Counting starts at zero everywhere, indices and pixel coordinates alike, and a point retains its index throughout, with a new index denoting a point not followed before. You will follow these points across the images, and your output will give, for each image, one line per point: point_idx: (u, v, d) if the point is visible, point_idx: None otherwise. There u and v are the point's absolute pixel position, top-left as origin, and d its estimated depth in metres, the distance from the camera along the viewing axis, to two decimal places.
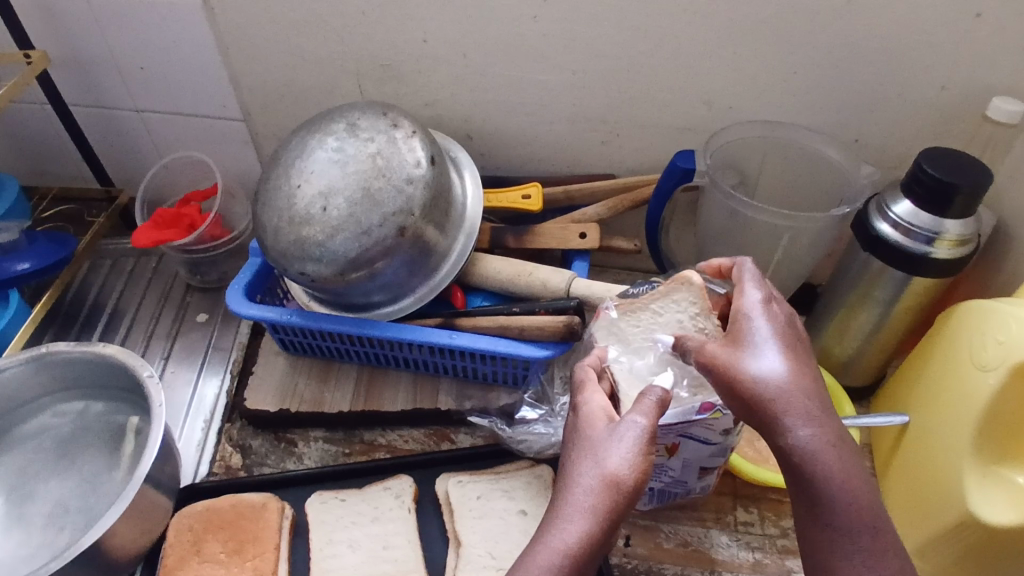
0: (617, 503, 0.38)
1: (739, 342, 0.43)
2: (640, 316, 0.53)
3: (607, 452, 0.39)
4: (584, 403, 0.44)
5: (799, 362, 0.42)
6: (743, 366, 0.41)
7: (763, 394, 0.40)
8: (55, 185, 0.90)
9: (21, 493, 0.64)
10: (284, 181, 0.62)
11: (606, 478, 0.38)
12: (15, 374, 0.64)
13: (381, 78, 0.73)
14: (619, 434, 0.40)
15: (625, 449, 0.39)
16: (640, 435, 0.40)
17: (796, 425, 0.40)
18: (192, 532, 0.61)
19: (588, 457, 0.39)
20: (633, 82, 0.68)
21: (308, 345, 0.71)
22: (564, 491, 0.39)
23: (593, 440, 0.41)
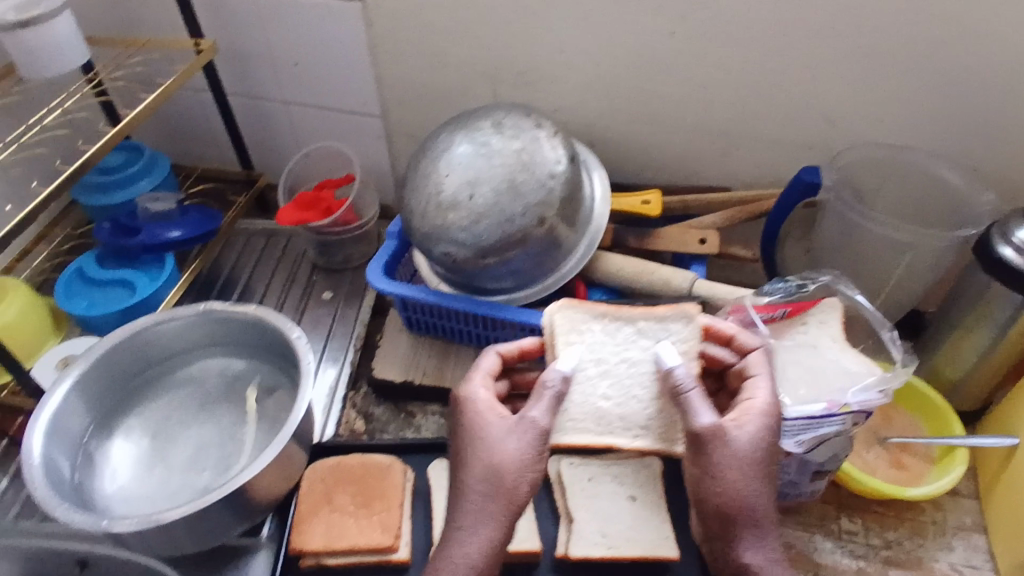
0: (504, 498, 0.51)
1: (729, 430, 0.50)
2: (597, 326, 0.59)
3: (501, 446, 0.52)
4: (471, 398, 0.55)
5: (766, 471, 0.50)
6: (728, 460, 0.50)
7: (732, 490, 0.50)
8: (200, 166, 0.98)
9: (165, 437, 0.70)
10: (432, 169, 0.67)
11: (503, 472, 0.51)
12: (177, 326, 0.71)
13: (516, 84, 0.79)
14: (506, 430, 0.52)
15: (513, 447, 0.52)
16: (532, 437, 0.52)
17: (750, 519, 0.51)
18: (324, 484, 0.66)
19: (476, 456, 0.52)
20: (760, 99, 0.72)
21: (432, 324, 0.75)
22: (462, 488, 0.52)
23: (489, 444, 0.52)
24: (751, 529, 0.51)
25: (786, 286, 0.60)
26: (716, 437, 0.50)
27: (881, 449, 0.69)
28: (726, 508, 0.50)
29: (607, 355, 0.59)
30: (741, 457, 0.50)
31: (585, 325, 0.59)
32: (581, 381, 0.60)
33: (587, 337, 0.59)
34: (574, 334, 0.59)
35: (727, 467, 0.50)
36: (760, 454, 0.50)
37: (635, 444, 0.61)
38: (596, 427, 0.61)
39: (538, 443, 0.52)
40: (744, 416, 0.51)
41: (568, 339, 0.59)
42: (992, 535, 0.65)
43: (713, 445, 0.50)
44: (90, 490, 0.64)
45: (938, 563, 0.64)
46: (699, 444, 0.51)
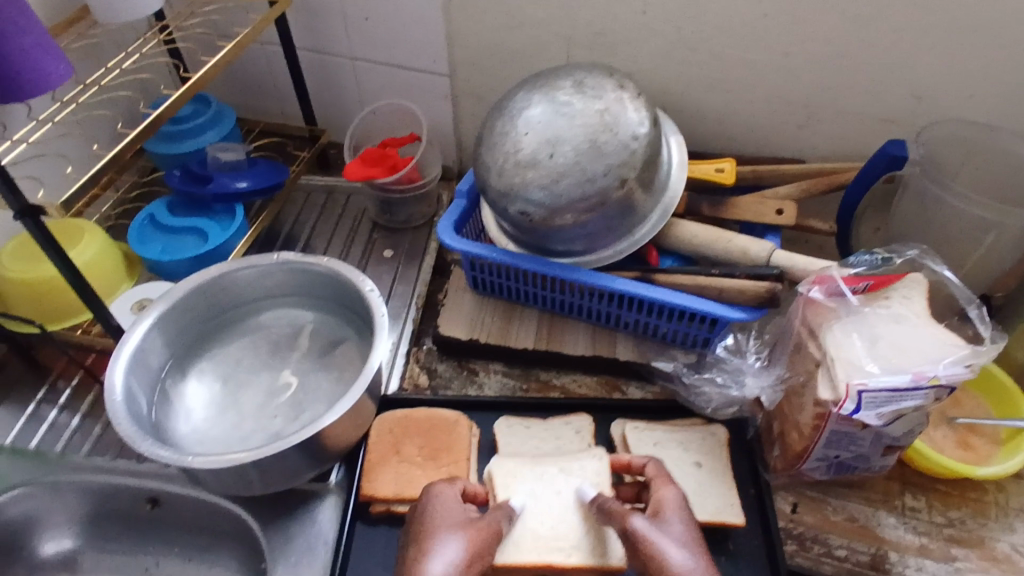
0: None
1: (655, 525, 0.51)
2: (524, 474, 0.62)
3: (444, 544, 0.49)
4: (431, 496, 0.55)
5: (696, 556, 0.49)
6: (660, 544, 0.48)
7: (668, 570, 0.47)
8: (262, 120, 0.98)
9: (236, 383, 0.71)
10: (512, 126, 0.66)
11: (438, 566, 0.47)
12: (249, 275, 0.72)
13: (592, 46, 0.78)
14: (460, 526, 0.52)
15: (456, 546, 0.50)
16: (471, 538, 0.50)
17: None
18: (392, 434, 0.67)
19: (427, 552, 0.49)
20: (845, 70, 0.70)
21: (497, 285, 0.76)
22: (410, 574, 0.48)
23: (441, 524, 0.52)
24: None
25: (871, 259, 0.60)
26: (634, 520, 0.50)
27: (947, 428, 0.68)
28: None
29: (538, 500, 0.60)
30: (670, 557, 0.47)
31: (519, 470, 0.62)
32: (527, 514, 0.60)
33: (517, 485, 0.61)
34: (511, 476, 0.61)
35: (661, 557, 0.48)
36: (690, 538, 0.50)
37: (570, 562, 0.57)
38: (537, 549, 0.58)
39: (487, 544, 0.51)
40: (663, 510, 0.53)
41: (505, 483, 0.61)
42: None
43: (650, 536, 0.49)
44: (165, 428, 0.66)
45: (1002, 544, 0.63)
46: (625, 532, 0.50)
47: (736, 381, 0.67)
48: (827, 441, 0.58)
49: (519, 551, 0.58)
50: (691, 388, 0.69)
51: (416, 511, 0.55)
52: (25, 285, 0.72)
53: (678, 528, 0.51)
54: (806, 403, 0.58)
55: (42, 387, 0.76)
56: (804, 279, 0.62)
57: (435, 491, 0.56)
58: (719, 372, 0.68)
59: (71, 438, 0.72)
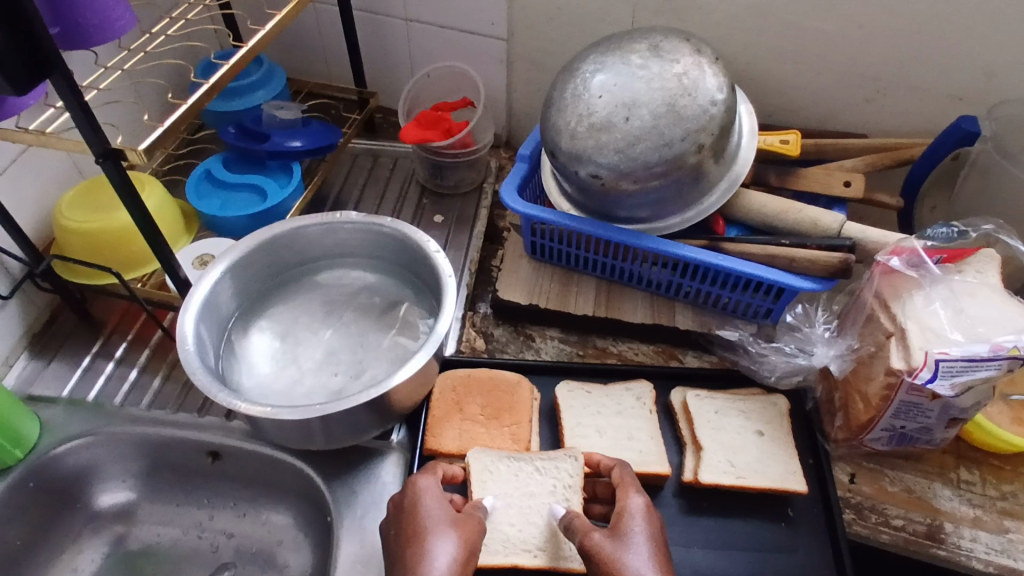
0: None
1: (621, 537, 0.50)
2: (500, 471, 0.61)
3: (438, 548, 0.49)
4: (416, 487, 0.54)
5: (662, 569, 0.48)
6: (624, 560, 0.48)
7: None
8: (310, 82, 0.96)
9: (297, 340, 0.71)
10: (586, 88, 0.66)
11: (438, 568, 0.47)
12: (310, 233, 0.71)
13: (658, 12, 0.77)
14: (444, 525, 0.51)
15: (450, 545, 0.49)
16: (459, 543, 0.50)
17: None
18: (455, 392, 0.68)
19: (421, 554, 0.49)
20: (918, 43, 0.70)
21: (557, 251, 0.76)
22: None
23: (422, 523, 0.51)
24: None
25: (948, 232, 0.60)
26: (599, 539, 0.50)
27: (1003, 405, 0.69)
28: None
29: (508, 498, 0.60)
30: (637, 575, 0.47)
31: (495, 465, 0.61)
32: (498, 513, 0.60)
33: (492, 482, 0.60)
34: (486, 473, 0.60)
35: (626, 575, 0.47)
36: (656, 548, 0.50)
37: (533, 564, 0.58)
38: (504, 548, 0.58)
39: (477, 540, 0.52)
40: (626, 518, 0.51)
41: (482, 480, 0.60)
42: None
43: (614, 554, 0.48)
44: (231, 379, 0.66)
45: None
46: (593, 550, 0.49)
47: (805, 350, 0.67)
48: (895, 412, 0.59)
49: (487, 550, 0.58)
50: (756, 357, 0.70)
51: (400, 505, 0.54)
52: (85, 235, 0.71)
53: (643, 535, 0.50)
54: (876, 372, 0.59)
55: (98, 341, 0.76)
56: (880, 250, 0.62)
57: (415, 484, 0.54)
58: (789, 343, 0.69)
59: (129, 392, 0.73)
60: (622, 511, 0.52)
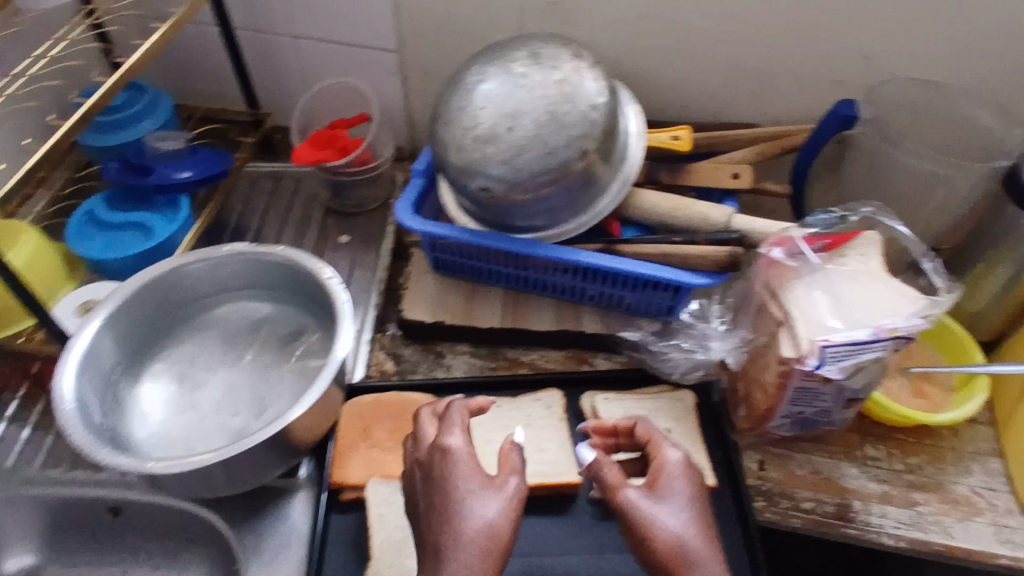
0: (496, 560, 0.44)
1: (665, 497, 0.48)
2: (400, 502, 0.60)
3: (481, 510, 0.45)
4: (449, 446, 0.48)
5: (705, 527, 0.48)
6: (665, 526, 0.47)
7: (682, 552, 0.46)
8: (202, 105, 0.93)
9: (194, 382, 0.68)
10: (469, 100, 0.65)
11: (476, 538, 0.44)
12: (199, 269, 0.69)
13: (543, 16, 0.76)
14: (482, 486, 0.46)
15: (497, 511, 0.45)
16: (509, 500, 0.46)
17: None
18: (361, 418, 0.66)
19: (464, 528, 0.44)
20: (795, 31, 0.70)
21: (459, 265, 0.75)
22: (437, 557, 0.44)
23: (462, 492, 0.46)
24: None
25: (828, 218, 0.62)
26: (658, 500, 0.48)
27: (902, 379, 0.71)
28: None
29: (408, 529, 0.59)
30: (682, 542, 0.46)
31: (393, 496, 0.60)
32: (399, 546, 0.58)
33: (390, 514, 0.59)
34: (385, 504, 0.60)
35: (669, 541, 0.46)
36: (701, 505, 0.49)
37: None
38: None
39: (521, 498, 0.47)
40: (670, 480, 0.50)
41: (380, 513, 0.59)
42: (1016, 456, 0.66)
43: (654, 517, 0.47)
44: (122, 433, 0.63)
45: (958, 486, 0.66)
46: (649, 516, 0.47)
47: (702, 345, 0.69)
48: (791, 398, 0.60)
49: None
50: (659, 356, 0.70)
51: (428, 469, 0.48)
52: None
53: (682, 490, 0.49)
54: (771, 362, 0.60)
55: None
56: (764, 241, 0.63)
57: (447, 444, 0.48)
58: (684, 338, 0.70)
59: (19, 452, 0.68)
60: (666, 471, 0.50)
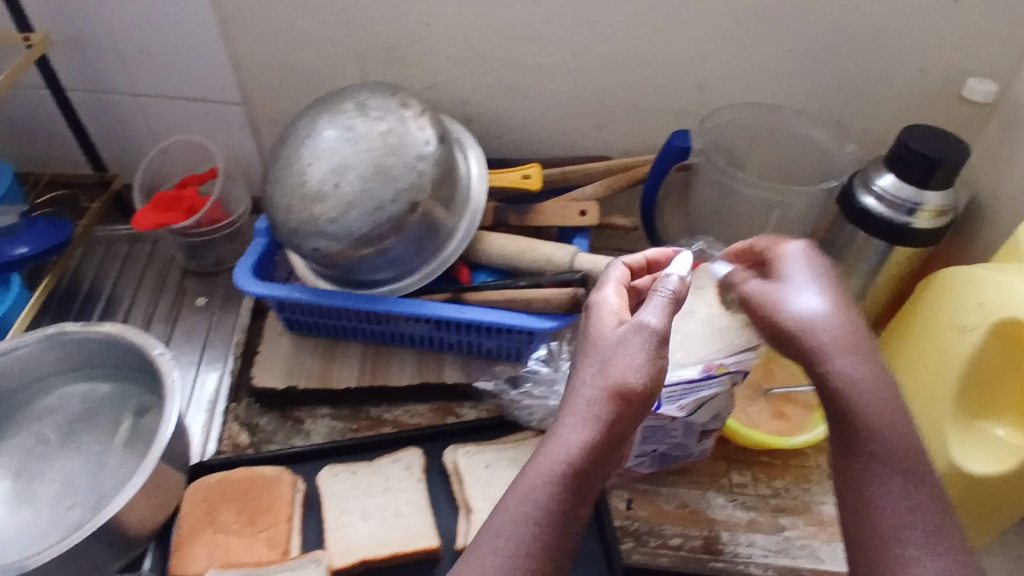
0: (615, 410, 0.39)
1: (786, 286, 0.43)
2: None
3: (615, 359, 0.41)
4: (598, 303, 0.46)
5: (839, 300, 0.42)
6: (787, 305, 0.42)
7: (815, 330, 0.41)
8: (48, 171, 0.89)
9: (27, 476, 0.63)
10: (295, 158, 0.62)
11: (631, 365, 0.40)
12: (25, 353, 0.64)
13: (384, 61, 0.74)
14: (612, 335, 0.42)
15: (643, 337, 0.41)
16: (647, 344, 0.41)
17: (839, 358, 0.40)
18: (207, 502, 0.62)
19: (608, 353, 0.41)
20: (630, 64, 0.71)
21: (314, 323, 0.72)
22: (564, 407, 0.41)
23: (601, 338, 0.43)
24: (850, 388, 0.39)
25: None
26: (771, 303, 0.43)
27: (764, 402, 0.71)
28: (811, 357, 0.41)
29: None
30: (811, 323, 0.41)
31: None
32: None
33: None
34: None
35: (793, 316, 0.42)
36: (829, 280, 0.43)
37: None
38: None
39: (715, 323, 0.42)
40: (787, 272, 0.44)
41: None
42: None
43: (771, 306, 0.43)
44: None
45: (824, 507, 0.66)
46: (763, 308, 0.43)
47: (553, 390, 0.66)
48: (642, 438, 0.59)
49: None
50: (516, 404, 0.68)
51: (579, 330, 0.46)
52: None
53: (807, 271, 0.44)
54: None
55: None
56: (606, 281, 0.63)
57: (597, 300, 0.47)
58: (533, 382, 0.67)
59: None
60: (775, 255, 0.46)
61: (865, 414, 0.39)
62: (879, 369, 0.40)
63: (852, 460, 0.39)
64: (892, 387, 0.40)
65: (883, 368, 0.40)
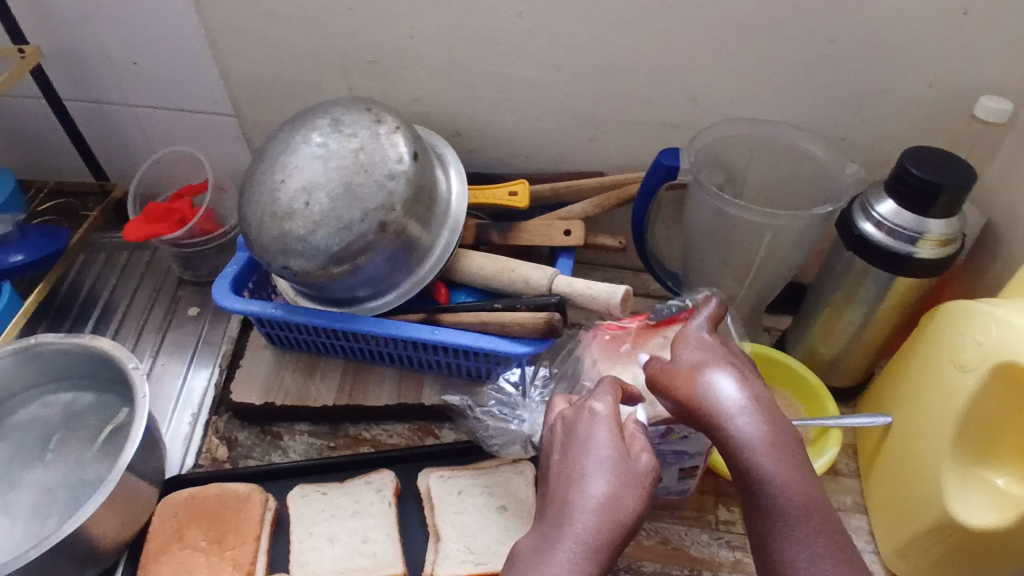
0: (616, 540, 0.38)
1: (685, 361, 0.44)
2: None
3: (615, 485, 0.39)
4: (594, 409, 0.43)
5: (737, 371, 0.43)
6: (685, 377, 0.43)
7: (705, 398, 0.41)
8: (51, 179, 0.92)
9: (6, 485, 0.64)
10: (267, 175, 0.62)
11: (626, 506, 0.39)
12: (6, 363, 0.66)
13: (369, 74, 0.73)
14: (617, 455, 0.41)
15: (642, 477, 0.40)
16: (648, 480, 0.40)
17: (733, 422, 0.40)
18: (176, 518, 0.62)
19: (607, 484, 0.39)
20: (620, 78, 0.68)
21: (294, 339, 0.72)
22: (560, 522, 0.38)
23: (600, 462, 0.40)
24: (748, 453, 0.40)
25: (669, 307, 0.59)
26: (667, 372, 0.44)
27: None
28: (700, 422, 0.42)
29: None
30: (710, 393, 0.41)
31: None
32: None
33: None
34: None
35: (695, 389, 0.42)
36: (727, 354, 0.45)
37: None
38: None
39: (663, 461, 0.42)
40: (689, 348, 0.45)
41: None
42: (875, 504, 0.62)
43: (671, 373, 0.44)
44: None
45: None
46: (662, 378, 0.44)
47: (515, 414, 0.63)
48: None
49: None
50: (480, 424, 0.65)
51: (564, 428, 0.43)
52: None
53: (704, 345, 0.45)
54: None
55: None
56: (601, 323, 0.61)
57: (592, 408, 0.44)
58: (498, 401, 0.64)
59: None
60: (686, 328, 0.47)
61: (769, 475, 0.39)
62: (779, 427, 0.40)
63: (764, 524, 0.39)
64: (790, 444, 0.40)
65: (780, 424, 0.41)
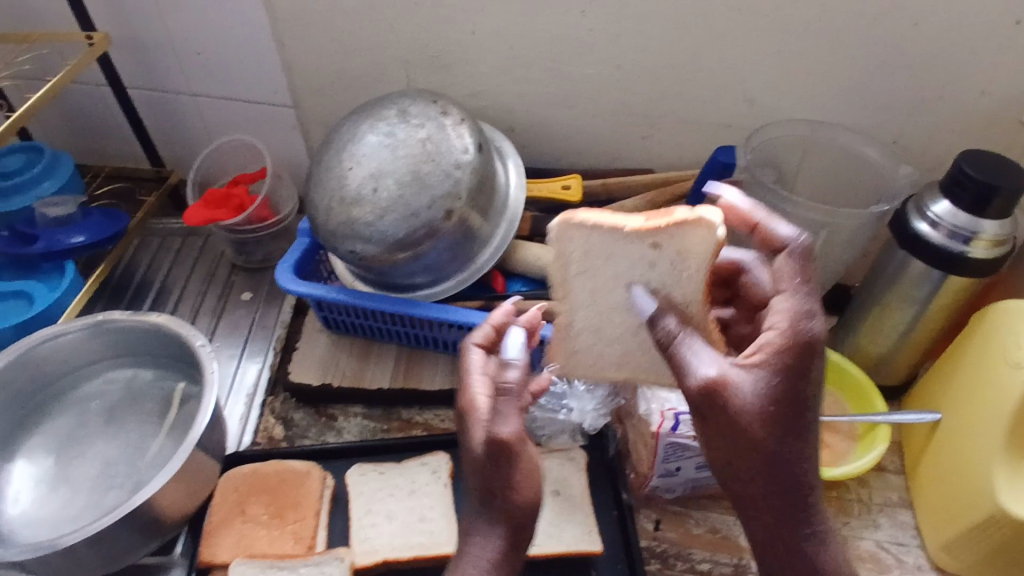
0: (515, 523, 0.42)
1: (765, 402, 0.41)
2: None
3: (494, 472, 0.42)
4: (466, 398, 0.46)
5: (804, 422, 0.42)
6: (760, 426, 0.41)
7: (766, 454, 0.41)
8: (109, 164, 0.95)
9: (72, 457, 0.67)
10: (335, 162, 0.64)
11: (519, 492, 0.42)
12: (75, 338, 0.68)
13: (429, 68, 0.75)
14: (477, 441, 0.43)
15: (510, 452, 0.42)
16: (508, 454, 0.42)
17: (782, 485, 0.42)
18: (237, 493, 0.64)
19: (486, 471, 0.42)
20: (676, 78, 0.70)
21: (351, 324, 0.74)
22: (474, 518, 0.44)
23: (475, 453, 0.43)
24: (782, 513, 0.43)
25: None
26: (740, 410, 0.41)
27: None
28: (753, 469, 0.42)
29: None
30: (774, 452, 0.41)
31: None
32: None
33: None
34: None
35: (759, 442, 0.41)
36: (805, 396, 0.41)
37: None
38: None
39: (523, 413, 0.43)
40: (772, 383, 0.41)
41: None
42: (924, 502, 0.63)
43: (747, 414, 0.41)
44: None
45: (866, 543, 0.63)
46: (734, 414, 0.41)
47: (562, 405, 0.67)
48: (663, 455, 0.59)
49: None
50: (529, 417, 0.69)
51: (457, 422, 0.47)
52: None
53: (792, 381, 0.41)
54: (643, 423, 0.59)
55: None
56: None
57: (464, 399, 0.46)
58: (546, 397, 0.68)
59: None
60: (794, 348, 0.40)
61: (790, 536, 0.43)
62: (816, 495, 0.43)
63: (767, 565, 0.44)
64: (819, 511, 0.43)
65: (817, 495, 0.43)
